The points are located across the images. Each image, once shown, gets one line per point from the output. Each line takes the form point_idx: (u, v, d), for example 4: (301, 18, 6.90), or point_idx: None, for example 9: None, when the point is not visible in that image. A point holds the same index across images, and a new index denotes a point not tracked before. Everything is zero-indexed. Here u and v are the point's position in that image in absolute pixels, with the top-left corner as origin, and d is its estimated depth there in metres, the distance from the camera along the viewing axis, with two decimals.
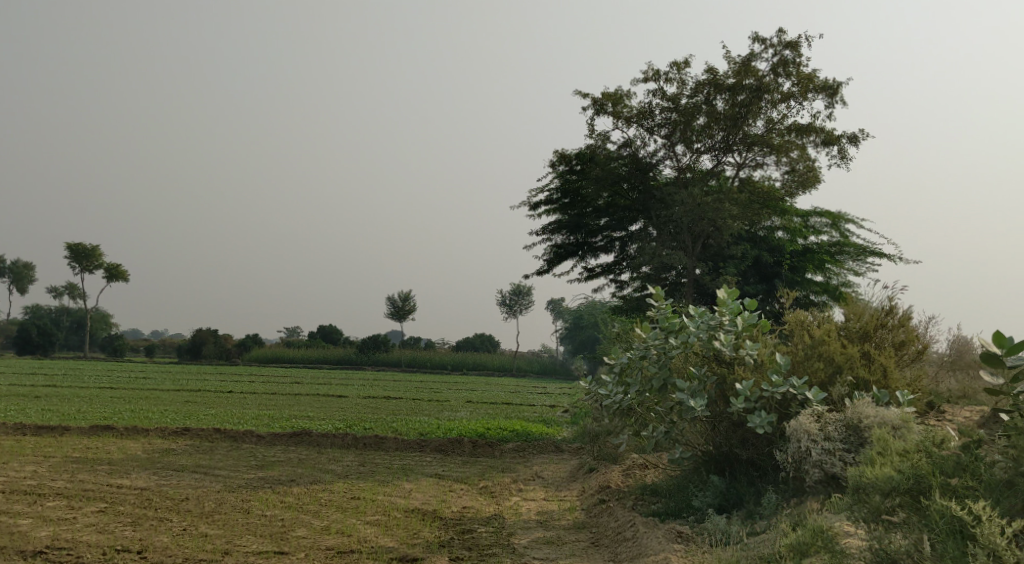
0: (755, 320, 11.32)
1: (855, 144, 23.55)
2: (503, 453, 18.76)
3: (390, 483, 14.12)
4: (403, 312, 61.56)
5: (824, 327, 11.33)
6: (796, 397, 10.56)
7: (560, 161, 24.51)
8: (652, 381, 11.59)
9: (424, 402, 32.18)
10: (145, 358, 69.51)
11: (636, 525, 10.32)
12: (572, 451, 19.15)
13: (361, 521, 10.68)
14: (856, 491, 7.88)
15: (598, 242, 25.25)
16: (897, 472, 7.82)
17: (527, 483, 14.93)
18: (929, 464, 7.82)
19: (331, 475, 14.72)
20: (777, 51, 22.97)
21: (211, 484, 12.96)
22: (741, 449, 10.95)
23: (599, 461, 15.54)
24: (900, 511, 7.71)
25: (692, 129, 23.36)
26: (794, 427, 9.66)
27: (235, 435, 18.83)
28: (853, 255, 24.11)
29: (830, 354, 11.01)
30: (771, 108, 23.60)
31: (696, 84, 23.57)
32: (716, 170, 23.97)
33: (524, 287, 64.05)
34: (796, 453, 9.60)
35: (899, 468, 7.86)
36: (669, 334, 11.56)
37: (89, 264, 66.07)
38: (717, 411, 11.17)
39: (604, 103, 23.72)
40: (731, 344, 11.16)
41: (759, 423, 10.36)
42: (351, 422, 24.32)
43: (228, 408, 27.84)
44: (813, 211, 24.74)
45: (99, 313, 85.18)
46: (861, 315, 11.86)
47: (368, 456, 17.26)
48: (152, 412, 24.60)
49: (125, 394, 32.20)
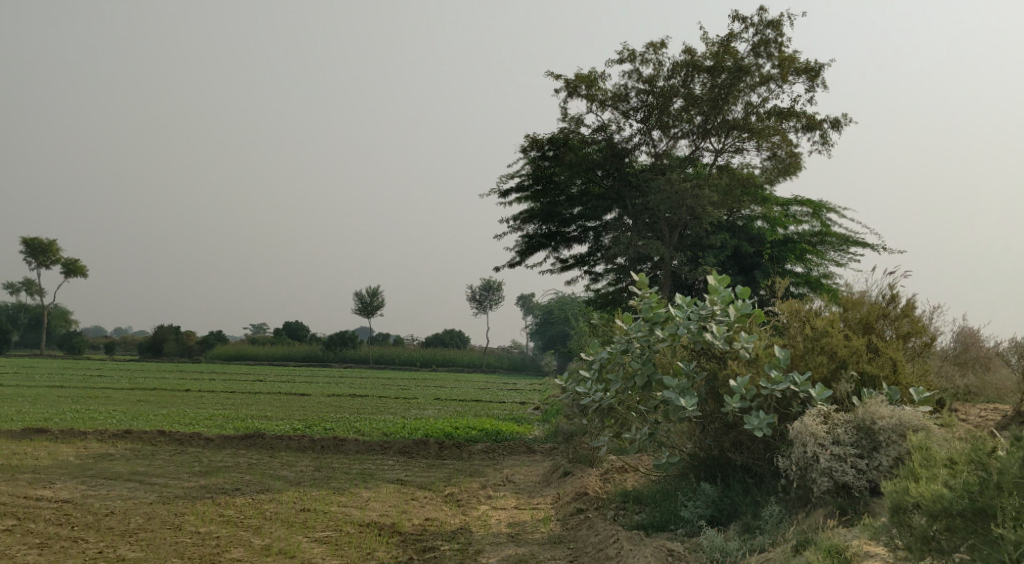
0: (749, 310, 10.15)
1: (837, 129, 22.49)
2: (472, 455, 17.53)
3: (345, 491, 12.89)
4: (371, 308, 60.11)
5: (826, 318, 10.20)
6: (798, 396, 9.41)
7: (531, 146, 23.28)
8: (635, 379, 10.41)
9: (390, 400, 30.80)
10: (104, 356, 67.55)
11: (619, 542, 9.19)
12: (545, 452, 17.98)
13: (307, 540, 9.45)
14: (896, 512, 6.99)
15: (572, 231, 24.10)
16: (944, 490, 6.79)
17: (496, 489, 13.77)
18: (983, 481, 6.70)
19: (282, 483, 13.47)
20: (757, 30, 21.92)
21: (146, 495, 11.67)
22: (735, 453, 9.83)
23: (574, 464, 14.37)
24: (944, 534, 6.77)
25: (669, 113, 22.26)
26: (798, 430, 8.54)
27: (182, 438, 17.49)
28: (835, 244, 23.18)
29: (833, 347, 9.88)
30: (750, 91, 22.51)
31: (673, 65, 22.45)
32: (694, 156, 22.86)
33: (494, 282, 62.74)
34: (802, 460, 8.47)
35: (950, 490, 6.77)
36: (654, 326, 10.41)
37: (44, 260, 63.94)
38: (708, 410, 10.03)
39: (577, 85, 22.56)
40: (723, 336, 10.02)
41: (757, 424, 9.19)
42: (310, 423, 22.94)
43: (183, 409, 26.35)
44: (794, 199, 23.71)
45: (57, 310, 83.06)
46: (860, 305, 10.78)
47: (324, 461, 16.01)
48: (98, 413, 23.10)
49: (72, 393, 30.57)
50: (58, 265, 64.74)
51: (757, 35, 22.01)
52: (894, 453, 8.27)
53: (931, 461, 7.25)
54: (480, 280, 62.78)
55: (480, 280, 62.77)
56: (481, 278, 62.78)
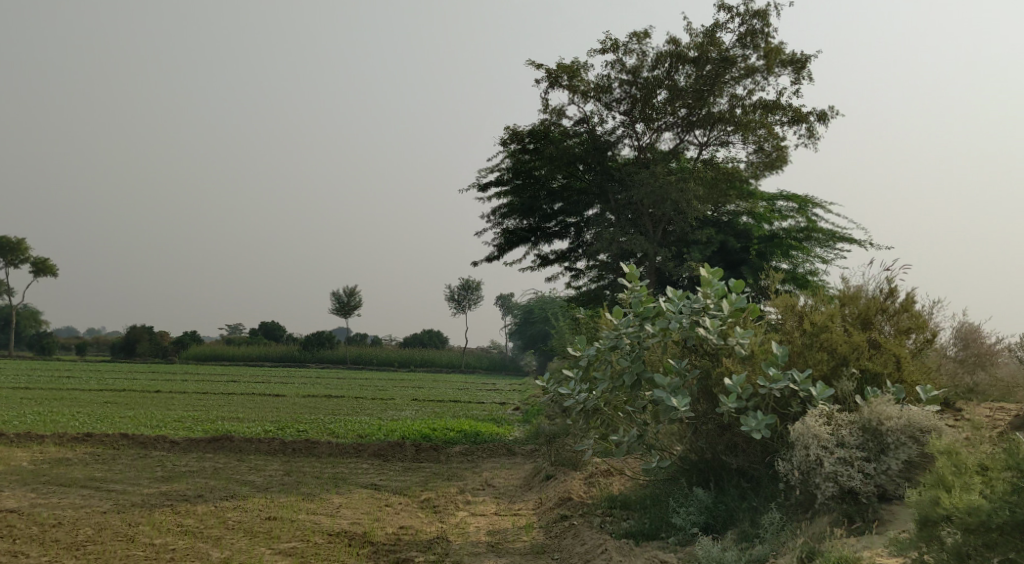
0: (744, 304, 9.56)
1: (824, 122, 21.90)
2: (450, 458, 16.83)
3: (315, 497, 12.27)
4: (348, 308, 59.26)
5: (825, 313, 9.61)
6: (797, 395, 8.81)
7: (510, 138, 22.66)
8: (622, 377, 9.80)
9: (366, 401, 30.07)
10: (76, 357, 66.32)
11: (609, 552, 8.60)
12: (526, 454, 17.30)
13: (270, 551, 8.78)
14: (924, 525, 6.55)
15: (553, 227, 23.52)
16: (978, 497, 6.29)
17: (475, 494, 13.10)
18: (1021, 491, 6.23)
19: (248, 489, 12.90)
20: (743, 21, 21.37)
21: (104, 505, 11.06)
22: (729, 456, 9.24)
23: (557, 467, 13.72)
24: (979, 550, 6.28)
25: (653, 105, 21.71)
26: (799, 432, 7.90)
27: (146, 442, 16.91)
28: (821, 241, 22.67)
29: (833, 344, 9.29)
30: (735, 83, 21.97)
31: (657, 55, 21.88)
32: (678, 149, 22.29)
33: (473, 281, 62.04)
34: (803, 464, 7.83)
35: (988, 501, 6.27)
36: (644, 321, 9.80)
37: (13, 259, 62.70)
38: (700, 410, 9.43)
39: (559, 76, 21.97)
40: (717, 331, 9.44)
41: (755, 425, 8.59)
42: (283, 425, 22.22)
43: (150, 411, 25.52)
44: (780, 194, 23.21)
45: (28, 310, 81.69)
46: (857, 299, 10.19)
47: (295, 465, 15.34)
48: (62, 415, 22.26)
49: (38, 395, 29.69)
50: (28, 265, 63.59)
51: (744, 26, 21.47)
52: (903, 456, 7.70)
53: (954, 466, 6.71)
54: (459, 279, 62.07)
55: (460, 279, 62.06)
56: (460, 278, 62.06)
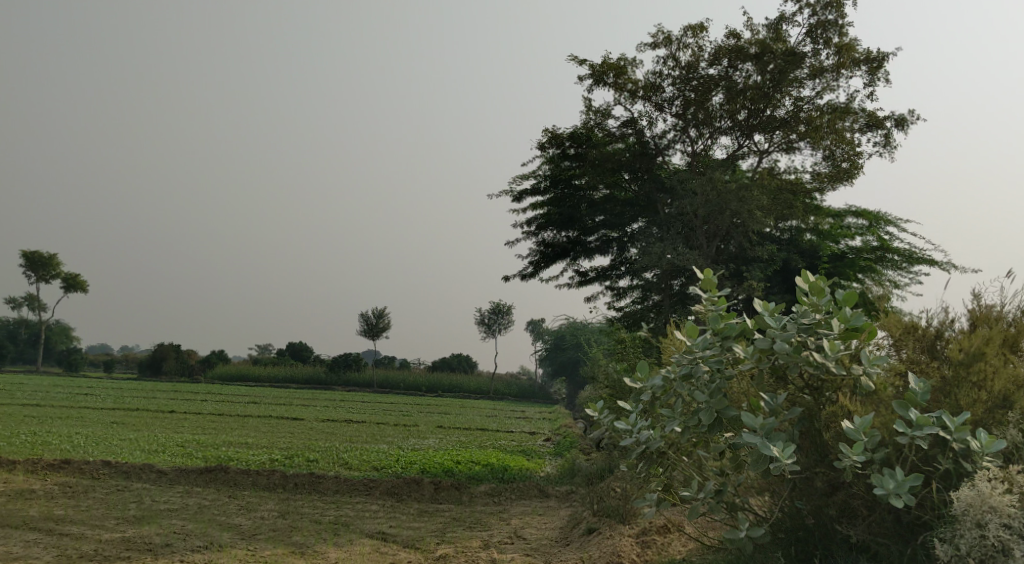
0: (861, 324, 7.19)
1: (902, 128, 19.26)
2: (474, 499, 14.54)
3: (306, 551, 10.21)
4: (376, 330, 57.17)
5: (974, 334, 7.15)
6: (947, 449, 6.52)
7: (550, 142, 20.46)
8: (697, 415, 7.50)
9: (388, 428, 27.78)
10: (104, 373, 64.57)
11: None
12: (562, 496, 15.03)
13: None
14: None
15: (592, 242, 21.18)
16: None
17: (500, 549, 10.82)
18: None
19: (229, 536, 10.88)
20: (813, 12, 19.03)
21: None
22: (843, 524, 7.06)
23: (600, 519, 11.38)
24: None
25: (708, 107, 19.46)
26: (967, 503, 6.10)
27: (129, 471, 14.85)
28: (897, 262, 20.16)
29: (986, 378, 6.98)
30: (801, 83, 19.62)
31: (714, 51, 19.64)
32: (736, 156, 20.00)
33: (504, 305, 59.76)
34: (980, 550, 6.04)
35: None
36: (728, 341, 7.46)
37: (44, 275, 61.23)
38: (805, 463, 7.19)
39: (605, 74, 19.81)
40: (834, 356, 7.11)
41: (892, 488, 6.29)
42: (291, 453, 20.04)
43: (155, 434, 23.55)
44: (849, 209, 20.86)
45: (60, 326, 80.28)
46: (999, 319, 7.41)
47: (292, 504, 13.17)
48: (53, 438, 20.24)
49: (43, 413, 27.74)
50: (58, 280, 62.22)
51: (813, 17, 19.10)
52: None
53: None
54: (490, 303, 59.79)
55: (491, 304, 59.79)
56: (491, 302, 59.80)
